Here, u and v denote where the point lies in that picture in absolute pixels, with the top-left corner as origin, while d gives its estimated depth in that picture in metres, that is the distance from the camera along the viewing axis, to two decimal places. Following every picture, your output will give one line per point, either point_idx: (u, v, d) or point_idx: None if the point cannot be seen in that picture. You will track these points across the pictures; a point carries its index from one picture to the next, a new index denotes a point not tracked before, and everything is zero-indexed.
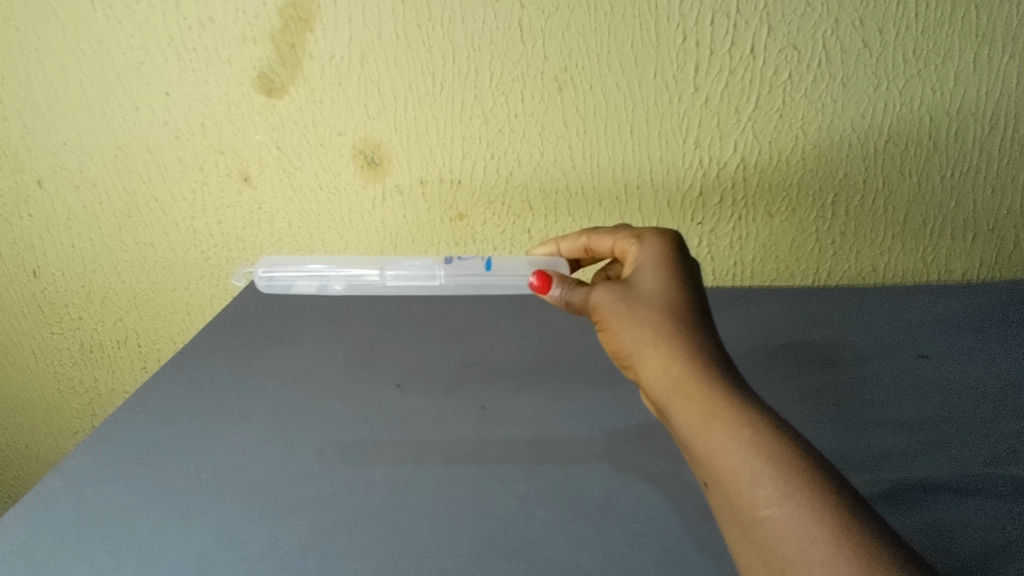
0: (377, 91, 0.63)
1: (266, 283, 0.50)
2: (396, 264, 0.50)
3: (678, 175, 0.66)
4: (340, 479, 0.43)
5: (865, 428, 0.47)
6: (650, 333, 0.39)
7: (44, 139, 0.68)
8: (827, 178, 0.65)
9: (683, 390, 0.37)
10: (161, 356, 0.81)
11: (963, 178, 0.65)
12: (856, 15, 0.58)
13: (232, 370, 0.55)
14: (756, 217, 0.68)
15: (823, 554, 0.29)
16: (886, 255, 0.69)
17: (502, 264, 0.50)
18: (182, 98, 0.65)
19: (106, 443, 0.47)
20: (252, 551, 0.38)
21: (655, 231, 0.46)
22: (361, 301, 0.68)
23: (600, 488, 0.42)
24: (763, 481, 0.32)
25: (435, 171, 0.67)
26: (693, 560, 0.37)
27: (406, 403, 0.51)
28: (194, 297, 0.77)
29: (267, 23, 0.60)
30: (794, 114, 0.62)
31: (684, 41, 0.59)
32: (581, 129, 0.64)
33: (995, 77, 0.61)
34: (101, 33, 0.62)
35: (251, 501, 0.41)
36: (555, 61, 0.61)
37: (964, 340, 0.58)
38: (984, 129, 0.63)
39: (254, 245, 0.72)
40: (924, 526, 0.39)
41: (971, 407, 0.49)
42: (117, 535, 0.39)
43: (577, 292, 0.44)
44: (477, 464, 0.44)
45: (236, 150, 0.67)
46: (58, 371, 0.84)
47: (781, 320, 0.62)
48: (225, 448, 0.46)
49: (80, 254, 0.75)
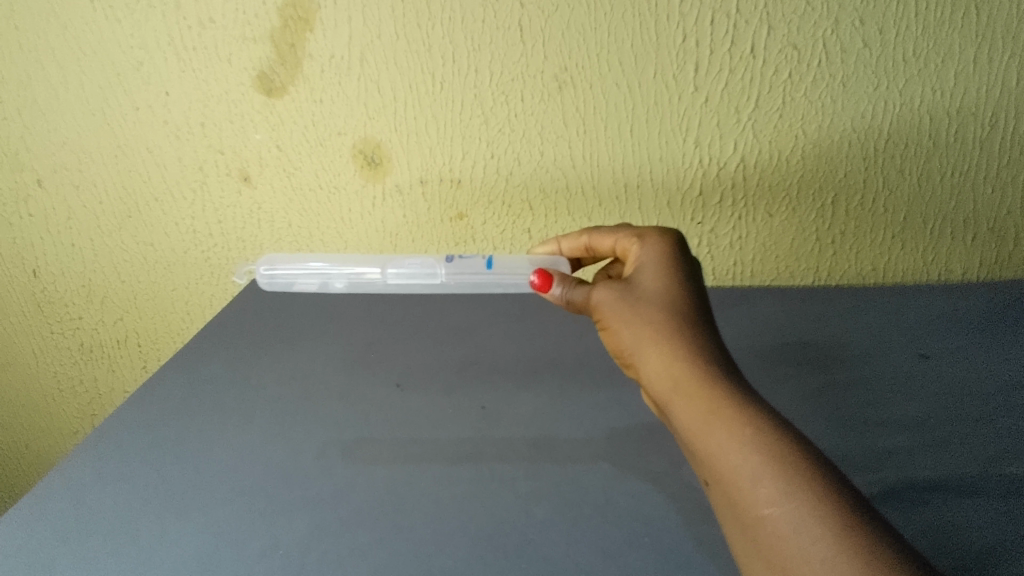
0: (377, 91, 0.63)
1: (267, 281, 0.50)
2: (397, 262, 0.50)
3: (678, 175, 0.66)
4: (340, 479, 0.43)
5: (866, 428, 0.47)
6: (651, 332, 0.39)
7: (44, 139, 0.68)
8: (827, 178, 0.65)
9: (684, 389, 0.37)
10: (161, 356, 0.81)
11: (963, 177, 0.65)
12: (856, 14, 0.58)
13: (232, 370, 0.55)
14: (756, 217, 0.68)
15: (825, 553, 0.29)
16: (885, 255, 0.69)
17: (503, 263, 0.50)
18: (182, 97, 0.65)
19: (107, 443, 0.47)
20: (253, 550, 0.37)
21: (656, 231, 0.46)
22: (361, 300, 0.68)
23: (601, 488, 0.42)
24: (765, 480, 0.32)
25: (435, 171, 0.67)
26: (693, 560, 0.37)
27: (406, 403, 0.51)
28: (194, 297, 0.77)
29: (267, 23, 0.60)
30: (794, 114, 0.62)
31: (684, 41, 0.59)
32: (581, 129, 0.64)
33: (995, 77, 0.61)
34: (101, 33, 0.62)
35: (252, 501, 0.41)
36: (555, 61, 0.61)
37: (964, 340, 0.58)
38: (984, 128, 0.63)
39: (254, 245, 0.72)
40: (924, 525, 0.39)
41: (971, 407, 0.49)
42: (117, 534, 0.39)
43: (578, 291, 0.44)
44: (477, 463, 0.44)
45: (236, 149, 0.67)
46: (58, 371, 0.84)
47: (781, 320, 0.62)
48: (225, 447, 0.46)
49: (79, 253, 0.75)
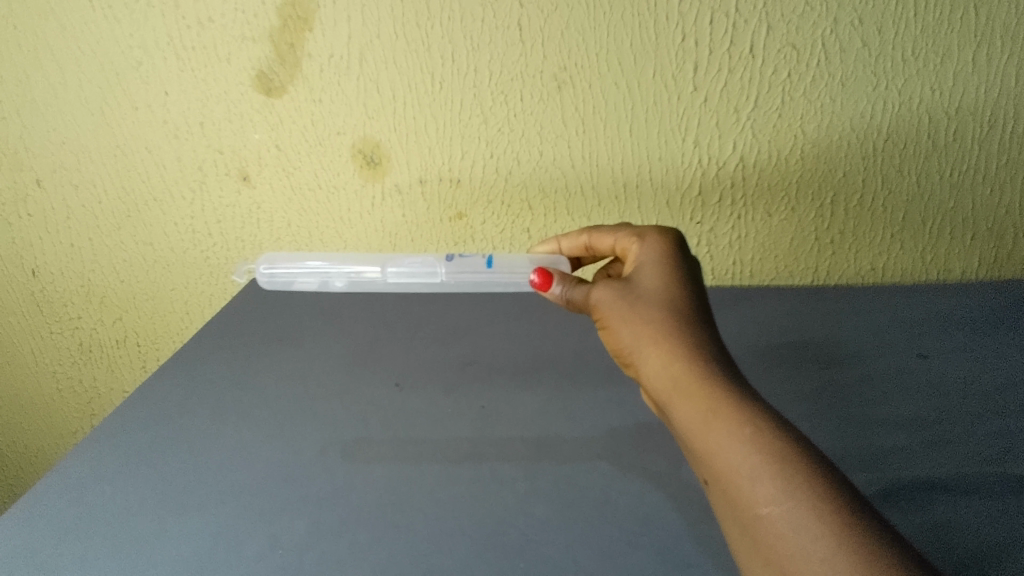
0: (377, 91, 0.63)
1: (267, 280, 0.50)
2: (397, 261, 0.50)
3: (678, 175, 0.66)
4: (340, 478, 0.43)
5: (865, 427, 0.47)
6: (651, 331, 0.39)
7: (43, 138, 0.68)
8: (826, 178, 0.65)
9: (684, 388, 0.37)
10: (160, 355, 0.81)
11: (962, 177, 0.66)
12: (855, 14, 0.58)
13: (231, 369, 0.55)
14: (755, 217, 0.68)
15: (824, 551, 0.29)
16: (884, 255, 0.70)
17: (503, 262, 0.50)
18: (181, 97, 0.65)
19: (106, 442, 0.46)
20: (253, 550, 0.37)
21: (656, 230, 0.46)
22: (360, 300, 0.67)
23: (601, 487, 0.42)
24: (764, 479, 0.32)
25: (434, 171, 0.67)
26: (693, 559, 0.37)
27: (405, 402, 0.50)
28: (193, 296, 0.77)
29: (266, 22, 0.60)
30: (794, 114, 0.63)
31: (683, 40, 0.59)
32: (580, 128, 0.64)
33: (994, 77, 0.61)
34: (100, 32, 0.62)
35: (251, 500, 0.41)
36: (554, 60, 0.61)
37: (963, 339, 0.58)
38: (983, 128, 0.63)
39: (253, 244, 0.72)
40: (924, 524, 0.39)
41: (970, 406, 0.49)
42: (116, 534, 0.39)
43: (578, 290, 0.44)
44: (477, 463, 0.44)
45: (235, 149, 0.67)
46: (57, 371, 0.84)
47: (781, 319, 0.62)
48: (225, 447, 0.46)
49: (79, 253, 0.75)
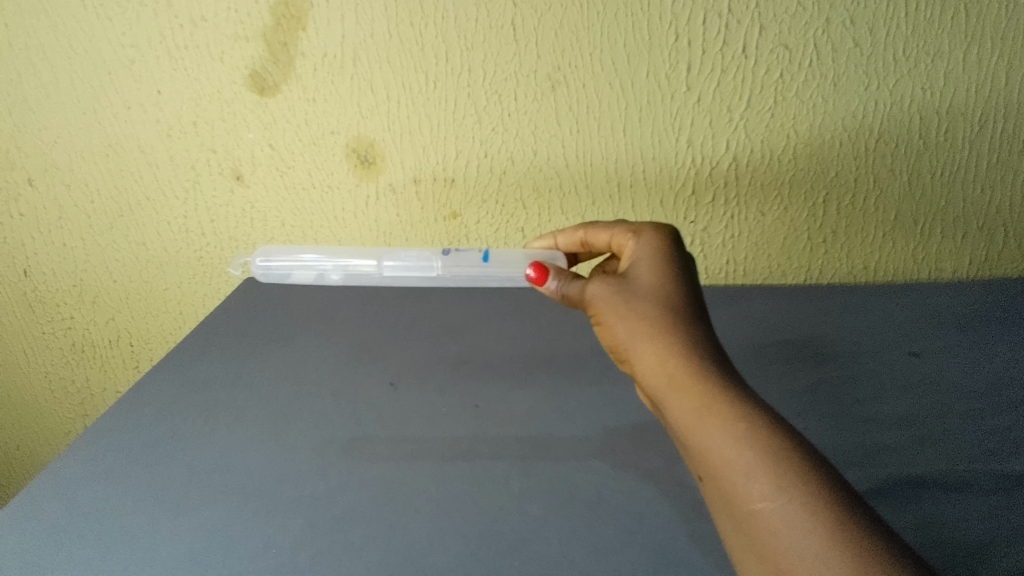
0: (370, 90, 0.63)
1: (262, 273, 0.49)
2: (394, 255, 0.50)
3: (671, 173, 0.66)
4: (334, 477, 0.42)
5: (859, 425, 0.47)
6: (645, 326, 0.39)
7: (35, 137, 0.68)
8: (818, 177, 0.66)
9: (678, 384, 0.36)
10: (154, 355, 0.80)
11: (953, 176, 0.66)
12: (846, 15, 0.59)
13: (225, 369, 0.54)
14: (748, 216, 0.68)
15: (817, 547, 0.29)
16: (877, 253, 0.70)
17: (498, 257, 0.50)
18: (173, 96, 0.64)
19: (99, 442, 0.46)
20: (245, 550, 0.37)
21: (652, 226, 0.46)
22: (353, 298, 0.67)
23: (594, 485, 0.42)
24: (757, 475, 0.32)
25: (428, 169, 0.66)
26: (686, 556, 0.36)
27: (399, 401, 0.50)
28: (187, 296, 0.76)
29: (260, 22, 0.60)
30: (786, 113, 0.63)
31: (675, 40, 0.60)
32: (573, 127, 0.64)
33: (983, 77, 0.62)
34: (92, 31, 0.62)
35: (246, 500, 0.40)
36: (548, 60, 0.61)
37: (954, 338, 0.58)
38: (973, 128, 0.64)
39: (246, 243, 0.72)
40: (916, 519, 0.39)
41: (962, 404, 0.50)
42: (109, 534, 0.38)
43: (573, 285, 0.44)
44: (470, 460, 0.44)
45: (228, 148, 0.67)
46: (49, 371, 0.83)
47: (775, 319, 0.62)
48: (221, 446, 0.45)
49: (71, 253, 0.74)
